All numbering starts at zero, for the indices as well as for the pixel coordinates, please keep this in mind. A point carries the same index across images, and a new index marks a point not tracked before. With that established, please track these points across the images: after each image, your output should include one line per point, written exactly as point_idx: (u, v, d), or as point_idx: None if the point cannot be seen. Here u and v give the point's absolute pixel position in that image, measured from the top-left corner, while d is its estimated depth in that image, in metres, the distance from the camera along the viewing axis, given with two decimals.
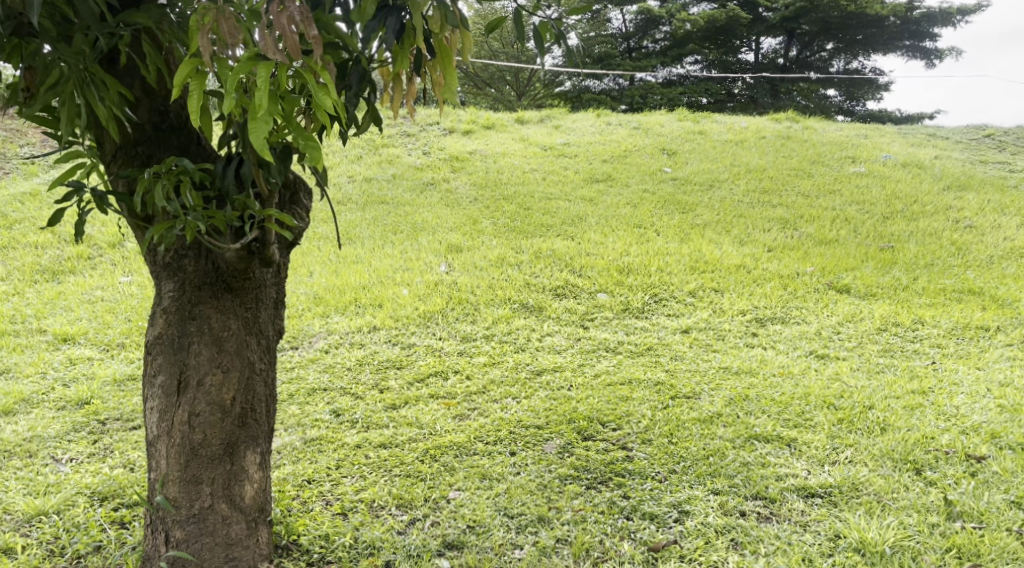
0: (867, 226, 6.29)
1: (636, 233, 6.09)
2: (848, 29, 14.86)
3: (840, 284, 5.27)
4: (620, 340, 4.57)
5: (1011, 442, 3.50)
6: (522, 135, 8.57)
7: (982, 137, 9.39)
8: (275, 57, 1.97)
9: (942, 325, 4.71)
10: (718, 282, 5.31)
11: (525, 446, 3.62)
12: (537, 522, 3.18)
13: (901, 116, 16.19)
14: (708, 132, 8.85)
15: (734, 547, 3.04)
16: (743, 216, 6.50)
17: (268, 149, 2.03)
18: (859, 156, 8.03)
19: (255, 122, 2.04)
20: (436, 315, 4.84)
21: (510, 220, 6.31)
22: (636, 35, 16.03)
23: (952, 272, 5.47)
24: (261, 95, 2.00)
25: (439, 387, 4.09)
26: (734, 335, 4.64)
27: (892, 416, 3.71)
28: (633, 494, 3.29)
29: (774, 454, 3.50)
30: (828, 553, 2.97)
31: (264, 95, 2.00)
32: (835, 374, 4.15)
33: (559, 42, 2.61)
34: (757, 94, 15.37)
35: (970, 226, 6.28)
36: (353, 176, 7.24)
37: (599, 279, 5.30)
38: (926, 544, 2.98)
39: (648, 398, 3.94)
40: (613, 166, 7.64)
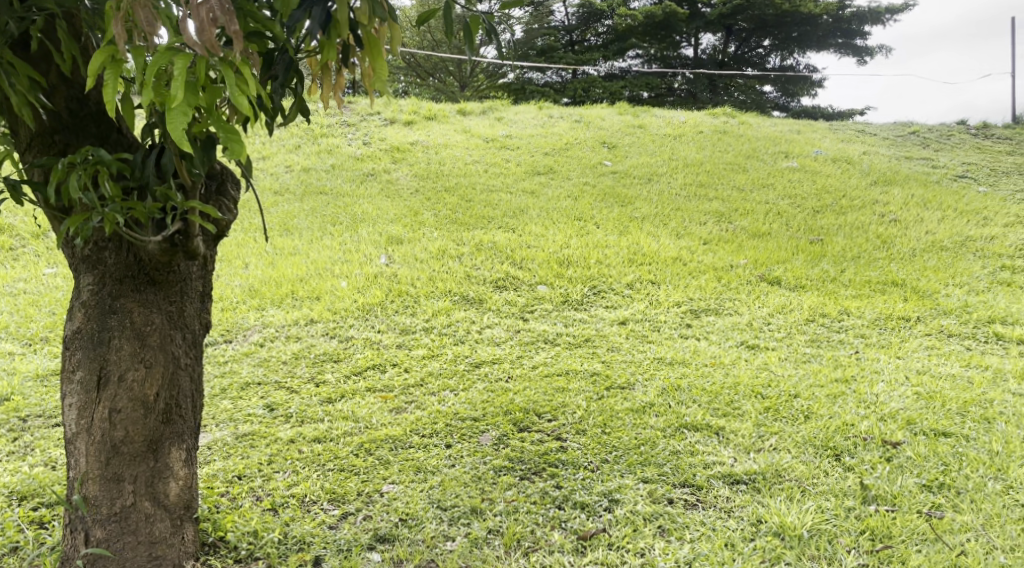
0: (798, 220, 6.43)
1: (577, 226, 6.13)
2: (783, 26, 15.16)
3: (772, 276, 5.38)
4: (559, 331, 4.60)
5: (925, 429, 3.62)
6: (463, 126, 8.55)
7: (908, 133, 9.66)
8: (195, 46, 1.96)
9: (866, 315, 4.85)
10: (655, 274, 5.38)
11: (461, 438, 3.63)
12: (470, 514, 3.19)
13: (834, 113, 16.58)
14: (648, 126, 8.94)
15: (660, 534, 3.10)
16: (679, 209, 6.60)
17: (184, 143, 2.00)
18: (792, 152, 8.21)
19: (171, 113, 2.00)
20: (375, 307, 4.82)
21: (451, 211, 6.30)
22: (578, 27, 16.13)
23: (877, 265, 5.62)
24: (178, 86, 1.97)
25: (375, 381, 4.07)
26: (669, 327, 4.71)
27: (816, 404, 3.82)
28: (565, 485, 3.33)
29: (703, 443, 3.57)
30: (750, 537, 3.05)
31: (180, 86, 1.97)
32: (765, 363, 4.25)
33: (489, 37, 2.60)
34: (695, 89, 15.58)
35: (894, 220, 6.46)
36: (291, 167, 7.15)
37: (540, 271, 5.33)
38: (841, 527, 3.08)
39: (584, 390, 3.98)
40: (554, 158, 7.67)
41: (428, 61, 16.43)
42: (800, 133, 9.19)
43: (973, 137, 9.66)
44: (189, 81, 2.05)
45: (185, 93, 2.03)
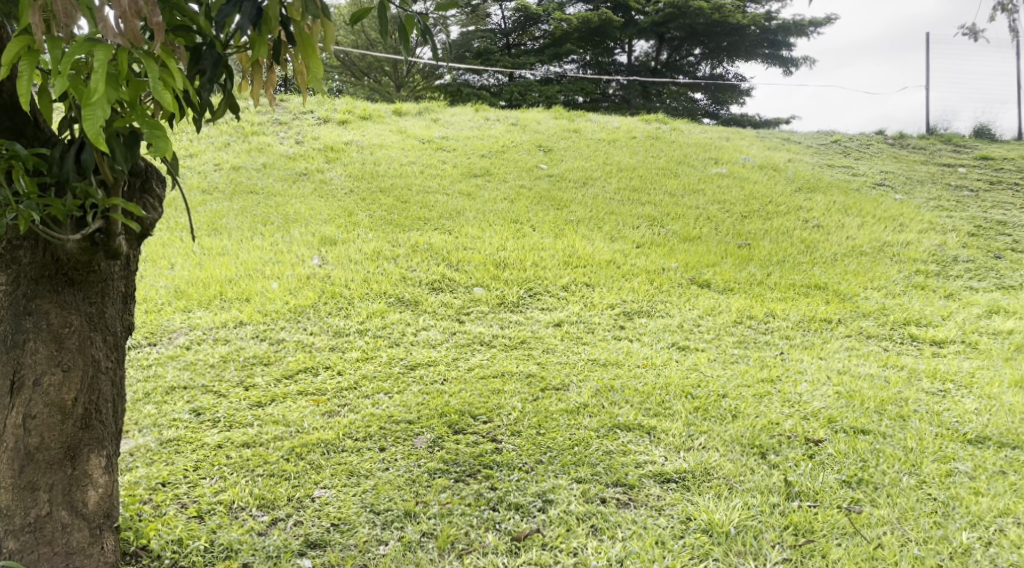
0: (727, 225, 6.59)
1: (513, 228, 6.18)
2: (713, 35, 15.51)
3: (701, 279, 5.51)
4: (495, 333, 4.63)
5: (845, 426, 3.76)
6: (399, 126, 8.53)
7: (830, 142, 9.98)
8: (113, 41, 1.98)
9: (791, 317, 5.00)
10: (589, 276, 5.46)
11: (395, 441, 3.64)
12: (403, 517, 3.20)
13: (762, 121, 17.03)
14: (582, 130, 9.05)
15: (593, 533, 3.15)
16: (613, 213, 6.69)
17: (102, 137, 1.97)
18: (721, 158, 8.40)
19: (90, 105, 1.97)
20: (307, 308, 4.79)
21: (386, 212, 6.29)
22: (514, 31, 16.24)
23: (801, 268, 5.80)
24: (98, 79, 1.94)
25: (308, 384, 4.05)
26: (603, 328, 4.78)
27: (742, 403, 3.92)
28: (500, 486, 3.36)
29: (635, 442, 3.64)
30: (679, 535, 3.13)
31: (101, 79, 1.94)
32: (694, 364, 4.35)
33: (423, 37, 2.63)
34: (629, 95, 15.81)
35: (817, 226, 6.66)
36: (220, 165, 7.04)
37: (476, 273, 5.36)
38: (766, 523, 3.18)
39: (520, 391, 4.02)
40: (490, 161, 7.71)
41: (363, 60, 16.33)
42: (729, 140, 9.41)
43: (890, 146, 10.03)
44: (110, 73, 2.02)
45: (105, 85, 2.01)
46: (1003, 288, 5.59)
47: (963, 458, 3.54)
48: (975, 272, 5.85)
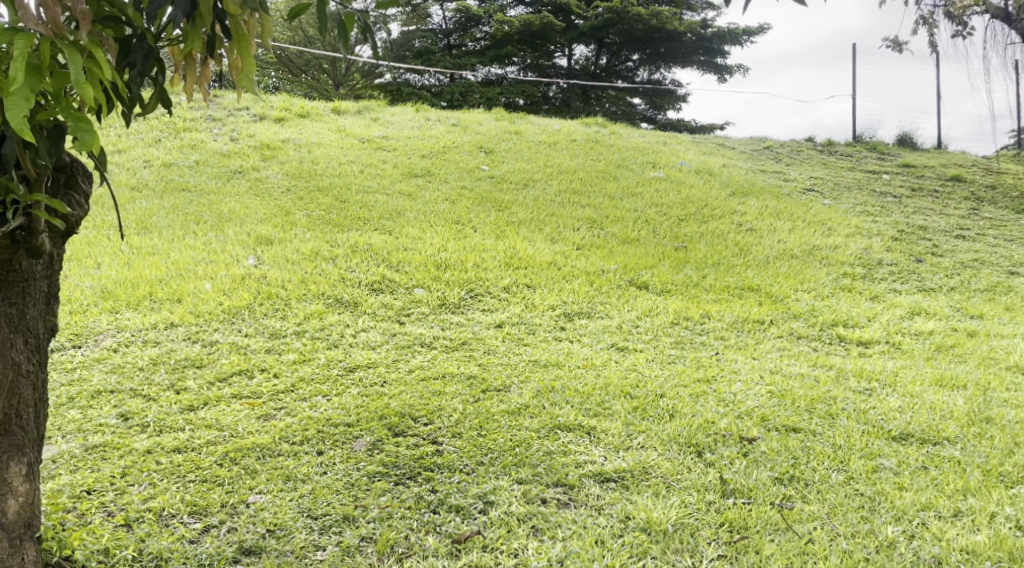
0: (664, 227, 6.67)
1: (454, 229, 6.15)
2: (651, 42, 15.71)
3: (640, 281, 5.56)
4: (435, 334, 4.60)
5: (778, 425, 3.82)
6: (338, 125, 8.43)
7: (763, 148, 10.18)
8: (35, 29, 1.94)
9: (726, 319, 5.07)
10: (530, 278, 5.46)
11: (334, 444, 3.58)
12: (342, 522, 3.16)
13: (698, 127, 17.33)
14: (523, 133, 9.06)
15: (534, 534, 3.15)
16: (554, 215, 6.71)
17: (23, 127, 1.91)
18: (659, 162, 8.49)
19: (10, 95, 1.91)
20: (242, 310, 4.69)
21: (325, 212, 6.21)
22: (455, 31, 16.25)
23: (735, 271, 5.89)
24: (17, 68, 1.88)
25: (242, 387, 3.97)
26: (544, 330, 4.79)
27: (679, 403, 3.96)
28: (440, 488, 3.34)
29: (575, 442, 3.66)
30: (618, 534, 3.14)
31: (21, 69, 1.88)
32: (633, 365, 4.38)
33: (364, 35, 2.62)
34: (570, 98, 15.91)
35: (750, 229, 6.79)
36: (150, 162, 6.87)
37: (416, 273, 5.32)
38: (702, 520, 3.21)
39: (461, 392, 4.00)
40: (431, 161, 7.67)
41: (301, 58, 16.12)
42: (666, 145, 9.53)
43: (820, 153, 10.27)
44: (31, 64, 1.97)
45: (26, 75, 1.95)
46: (925, 290, 5.75)
47: (888, 455, 3.61)
48: (899, 275, 6.01)
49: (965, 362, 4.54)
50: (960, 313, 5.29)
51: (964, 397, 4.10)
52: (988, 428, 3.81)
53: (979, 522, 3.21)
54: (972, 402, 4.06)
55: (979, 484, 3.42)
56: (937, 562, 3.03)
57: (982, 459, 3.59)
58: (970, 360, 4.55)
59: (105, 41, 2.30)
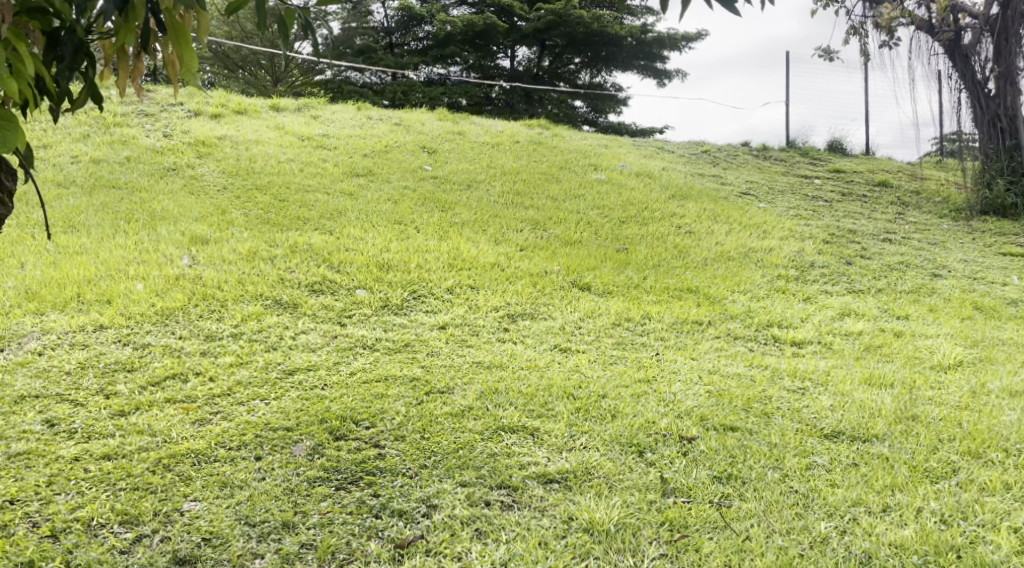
0: (606, 229, 6.70)
1: (397, 229, 6.08)
2: (593, 46, 15.82)
3: (582, 282, 5.56)
4: (377, 336, 4.52)
5: (716, 424, 3.84)
6: (276, 123, 8.27)
7: (701, 151, 10.31)
8: None
9: (666, 320, 5.10)
10: (474, 279, 5.42)
11: (272, 449, 3.49)
12: (281, 529, 3.09)
13: (639, 131, 17.51)
14: (467, 133, 9.01)
15: (477, 537, 3.12)
16: (498, 216, 6.69)
17: None
18: (601, 165, 8.53)
19: None
20: (176, 312, 4.56)
21: (263, 211, 6.08)
22: (397, 31, 16.14)
23: (675, 272, 5.94)
24: None
25: (176, 391, 3.84)
26: (487, 331, 4.75)
27: (621, 403, 3.96)
28: (383, 493, 3.28)
29: (519, 444, 3.62)
30: (562, 535, 3.14)
31: None
32: (576, 366, 4.37)
33: (305, 33, 2.55)
34: (512, 99, 15.93)
35: (689, 232, 6.86)
36: (78, 158, 6.66)
37: (357, 274, 5.24)
38: (644, 520, 3.22)
39: (404, 395, 3.92)
40: (373, 160, 7.58)
41: (239, 53, 15.82)
42: (607, 147, 9.58)
43: (756, 157, 10.43)
44: None
45: None
46: (854, 291, 5.87)
47: (821, 452, 3.63)
48: (830, 277, 6.12)
49: (892, 362, 4.57)
50: (888, 314, 5.39)
51: (891, 395, 4.09)
52: (914, 426, 3.80)
53: (906, 516, 3.25)
54: (898, 400, 4.04)
55: (906, 479, 3.44)
56: (868, 557, 3.08)
57: (907, 455, 3.60)
58: (896, 359, 4.59)
59: (30, 32, 2.29)
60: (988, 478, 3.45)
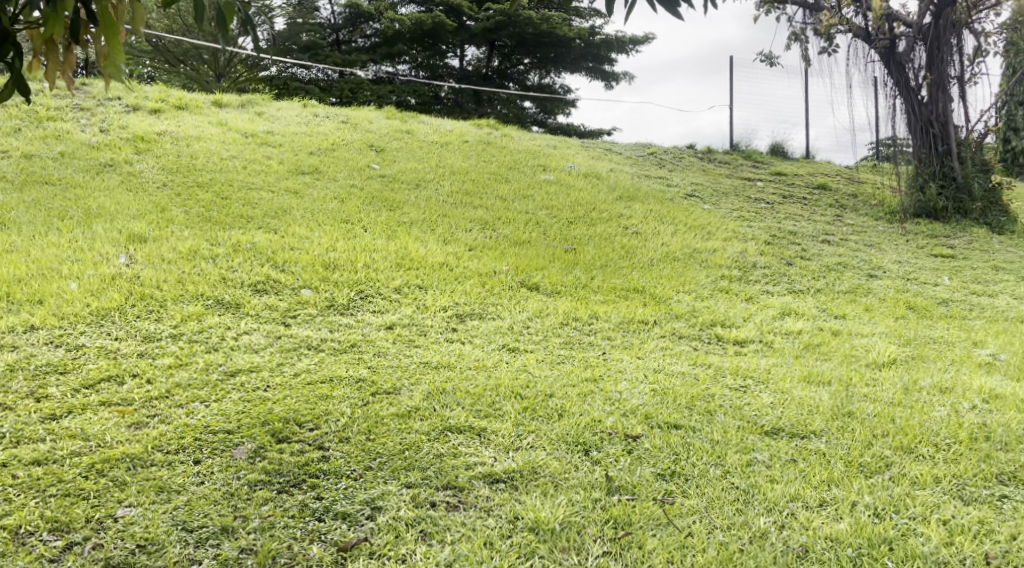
0: (555, 230, 6.71)
1: (343, 228, 6.02)
2: (542, 47, 15.88)
3: (531, 282, 5.56)
4: (323, 337, 4.46)
5: (660, 422, 3.86)
6: (219, 119, 8.13)
7: (648, 153, 10.40)
8: None
9: (613, 319, 5.13)
10: (422, 279, 5.39)
11: (212, 453, 3.43)
12: (219, 534, 3.07)
13: (587, 132, 17.63)
14: (416, 132, 8.96)
15: (422, 538, 3.13)
16: (447, 215, 6.66)
17: None
18: (549, 165, 8.55)
19: None
20: (112, 311, 4.45)
21: (204, 209, 5.96)
22: (344, 28, 16.01)
23: (622, 272, 5.97)
24: None
25: (111, 394, 3.75)
26: (435, 331, 4.73)
27: (568, 402, 3.96)
28: (326, 495, 3.25)
29: (465, 444, 3.61)
30: (507, 535, 3.16)
31: None
32: (523, 365, 4.37)
33: (245, 28, 2.52)
34: (461, 99, 15.90)
35: (636, 233, 6.91)
36: (9, 152, 6.46)
37: (303, 274, 5.16)
38: (589, 518, 3.24)
39: (349, 396, 3.87)
40: (319, 158, 7.49)
41: (180, 47, 15.52)
42: (556, 148, 9.61)
43: (701, 160, 10.56)
44: None
45: None
46: (795, 291, 5.97)
47: (761, 449, 3.67)
48: (772, 277, 6.22)
49: (829, 360, 4.66)
50: (826, 314, 5.49)
51: (828, 392, 4.17)
52: (850, 422, 3.87)
53: (842, 510, 3.32)
54: (835, 397, 4.12)
55: (841, 474, 3.50)
56: (804, 551, 3.15)
57: (844, 450, 3.66)
58: (833, 358, 4.68)
59: None
60: (919, 472, 3.52)
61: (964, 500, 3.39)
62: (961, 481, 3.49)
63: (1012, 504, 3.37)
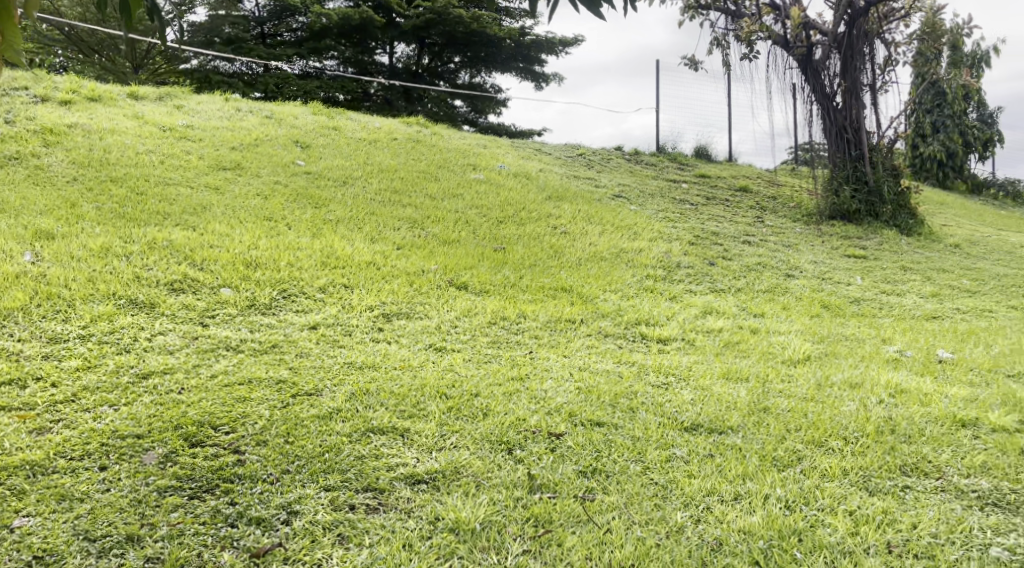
0: (484, 229, 6.70)
1: (266, 226, 5.90)
2: (472, 46, 15.87)
3: (459, 281, 5.54)
4: (243, 337, 4.35)
5: (584, 420, 3.88)
6: (135, 111, 7.89)
7: (577, 154, 10.45)
8: None
9: (540, 318, 5.14)
10: (347, 278, 5.32)
11: (119, 458, 3.36)
12: (124, 543, 3.07)
13: (518, 132, 17.68)
14: (343, 128, 8.85)
15: (340, 542, 3.15)
16: (374, 213, 6.60)
17: None
18: (479, 164, 8.54)
19: None
20: (15, 311, 4.28)
21: (118, 205, 5.79)
22: (269, 21, 15.73)
23: (550, 272, 6.00)
24: None
25: (12, 398, 3.62)
26: (360, 331, 4.67)
27: (493, 401, 3.94)
28: (240, 500, 3.24)
29: (387, 445, 3.57)
30: (427, 536, 3.18)
31: None
32: (449, 365, 4.34)
33: None
34: (391, 96, 15.76)
35: (565, 232, 6.94)
36: None
37: (223, 273, 5.04)
38: (510, 517, 3.27)
39: (268, 398, 3.78)
40: (241, 154, 7.34)
41: (95, 37, 15.04)
42: (486, 147, 9.60)
43: (628, 160, 10.68)
44: None
45: None
46: (717, 290, 6.08)
47: (680, 444, 3.72)
48: (695, 276, 6.33)
49: (748, 357, 4.76)
50: (746, 312, 5.61)
51: (746, 389, 4.26)
52: (766, 417, 3.96)
53: (755, 503, 3.39)
54: (752, 393, 4.21)
55: (755, 468, 3.57)
56: (718, 544, 3.22)
57: (759, 445, 3.74)
58: (752, 355, 4.78)
59: None
60: (828, 465, 3.62)
61: (870, 491, 3.50)
62: (868, 473, 3.59)
63: (913, 494, 3.49)
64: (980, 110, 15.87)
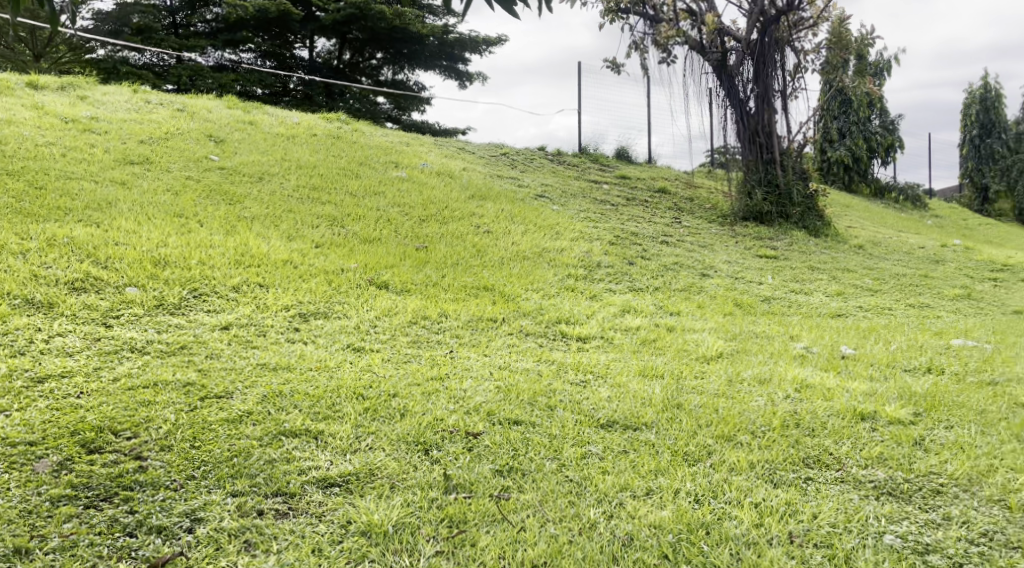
0: (405, 227, 6.63)
1: (176, 223, 5.72)
2: (394, 42, 15.71)
3: (379, 281, 5.46)
4: (149, 338, 4.20)
5: (502, 419, 3.85)
6: (36, 102, 7.56)
7: (499, 153, 10.44)
8: None
9: (461, 317, 5.10)
10: (263, 277, 5.18)
11: (9, 468, 3.22)
12: (12, 556, 2.96)
13: (442, 131, 17.58)
14: (259, 123, 8.65)
15: (246, 549, 3.07)
16: (292, 211, 6.46)
17: None
18: (401, 162, 8.45)
19: None
20: None
21: (16, 199, 5.53)
22: (182, 10, 15.29)
23: (472, 271, 5.96)
24: None
25: None
26: (275, 331, 4.56)
27: (411, 402, 3.88)
28: (140, 509, 3.13)
29: (300, 448, 3.49)
30: (337, 540, 3.12)
31: None
32: (368, 365, 4.27)
33: None
34: (312, 92, 15.49)
35: (487, 232, 6.91)
36: None
37: (128, 271, 4.86)
38: (424, 518, 3.23)
39: (174, 401, 3.65)
40: (151, 148, 7.10)
41: None
42: (408, 145, 9.51)
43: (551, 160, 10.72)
44: None
45: None
46: (635, 289, 6.14)
47: (595, 442, 3.73)
48: (614, 275, 6.38)
49: (665, 354, 4.81)
50: (663, 310, 5.67)
51: (661, 386, 4.30)
52: (679, 413, 4.00)
53: (665, 498, 3.43)
54: (667, 389, 4.25)
55: (667, 463, 3.61)
56: (630, 539, 3.24)
57: (671, 440, 3.78)
58: (668, 352, 4.83)
59: None
60: (737, 458, 3.68)
61: (774, 483, 3.57)
62: (774, 466, 3.66)
63: (815, 485, 3.57)
64: (884, 116, 16.44)
